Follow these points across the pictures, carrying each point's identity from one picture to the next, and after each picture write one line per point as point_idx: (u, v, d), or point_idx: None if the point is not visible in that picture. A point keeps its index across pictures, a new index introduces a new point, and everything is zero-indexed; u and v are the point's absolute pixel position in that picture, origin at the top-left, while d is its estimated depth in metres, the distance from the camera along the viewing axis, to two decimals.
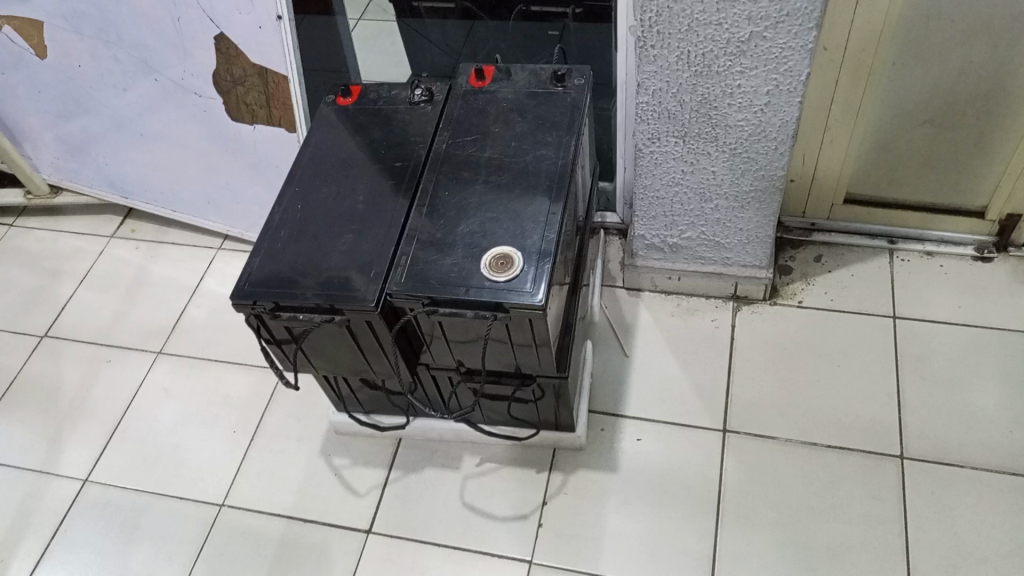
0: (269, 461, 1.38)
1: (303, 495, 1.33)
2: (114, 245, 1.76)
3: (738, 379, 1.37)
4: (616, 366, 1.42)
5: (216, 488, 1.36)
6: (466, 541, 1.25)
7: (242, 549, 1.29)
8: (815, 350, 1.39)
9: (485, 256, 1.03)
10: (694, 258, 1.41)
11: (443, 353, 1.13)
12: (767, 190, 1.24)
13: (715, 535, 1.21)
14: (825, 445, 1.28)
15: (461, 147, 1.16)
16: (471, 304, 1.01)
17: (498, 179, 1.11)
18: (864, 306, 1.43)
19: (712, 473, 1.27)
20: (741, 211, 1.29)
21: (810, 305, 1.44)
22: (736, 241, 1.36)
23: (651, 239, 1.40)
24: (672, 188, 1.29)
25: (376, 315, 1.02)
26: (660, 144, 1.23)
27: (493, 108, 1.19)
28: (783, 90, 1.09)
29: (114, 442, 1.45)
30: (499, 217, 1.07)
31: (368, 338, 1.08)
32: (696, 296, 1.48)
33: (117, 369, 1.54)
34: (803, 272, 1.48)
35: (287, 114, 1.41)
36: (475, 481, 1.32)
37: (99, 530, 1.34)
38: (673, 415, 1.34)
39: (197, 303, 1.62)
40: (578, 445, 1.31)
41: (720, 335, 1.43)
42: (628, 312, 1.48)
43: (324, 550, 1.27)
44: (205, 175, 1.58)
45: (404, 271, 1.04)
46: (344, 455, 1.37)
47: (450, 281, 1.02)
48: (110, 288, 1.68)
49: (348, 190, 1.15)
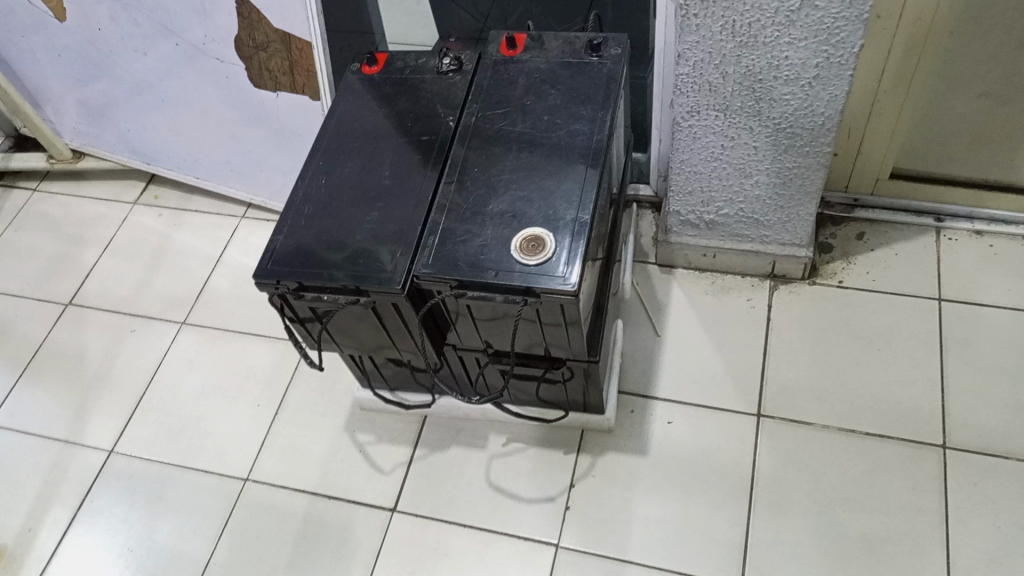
0: (293, 436, 1.37)
1: (327, 472, 1.32)
2: (137, 212, 1.74)
3: (773, 362, 1.32)
4: (646, 345, 1.38)
5: (241, 462, 1.35)
6: (491, 522, 1.23)
7: (267, 524, 1.28)
8: (855, 332, 1.34)
9: (516, 237, 0.99)
10: (731, 235, 1.36)
11: (470, 334, 1.10)
12: (813, 167, 1.18)
13: (747, 522, 1.18)
14: (863, 432, 1.24)
15: (490, 120, 1.11)
16: (501, 288, 0.97)
17: (529, 155, 1.07)
18: (907, 288, 1.37)
19: (745, 459, 1.24)
20: (782, 188, 1.24)
21: (850, 285, 1.39)
22: (776, 219, 1.30)
23: (686, 215, 1.35)
24: (711, 163, 1.24)
25: (403, 297, 0.99)
26: (700, 118, 1.17)
27: (524, 79, 1.14)
28: (834, 62, 1.03)
29: (138, 413, 1.44)
30: (530, 196, 1.03)
31: (393, 319, 1.05)
32: (732, 273, 1.43)
33: (141, 339, 1.53)
34: (844, 250, 1.42)
35: (311, 81, 1.37)
36: (501, 461, 1.29)
37: (126, 501, 1.34)
38: (706, 398, 1.30)
39: (221, 272, 1.60)
40: (607, 427, 1.28)
41: (755, 315, 1.38)
42: (659, 290, 1.44)
43: (349, 528, 1.26)
44: (227, 142, 1.55)
45: (431, 252, 1.00)
46: (368, 432, 1.35)
47: (479, 264, 0.98)
48: (133, 256, 1.66)
49: (373, 164, 1.10)
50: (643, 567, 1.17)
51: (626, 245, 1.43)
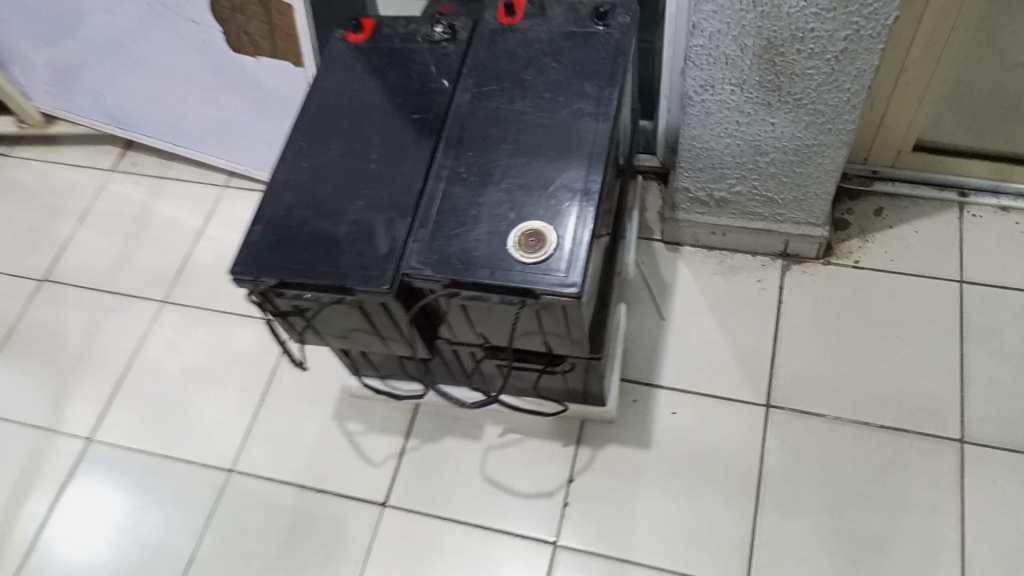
0: (281, 424, 1.30)
1: (317, 463, 1.26)
2: (114, 179, 1.64)
3: (786, 349, 1.26)
4: (651, 329, 1.30)
5: (227, 451, 1.29)
6: (488, 519, 1.18)
7: (255, 517, 1.23)
8: (872, 317, 1.27)
9: (514, 232, 0.91)
10: (742, 213, 1.27)
11: (465, 329, 1.02)
12: (834, 143, 1.10)
13: (755, 521, 1.13)
14: (878, 425, 1.18)
15: (486, 98, 1.02)
16: (498, 289, 0.90)
17: (529, 138, 0.98)
18: (927, 269, 1.29)
19: (754, 453, 1.18)
20: (800, 164, 1.15)
21: (867, 266, 1.31)
22: (791, 197, 1.22)
23: (695, 192, 1.26)
24: (724, 140, 1.15)
25: (392, 297, 0.91)
26: (713, 92, 1.08)
27: (525, 51, 1.04)
28: (864, 34, 0.93)
29: (119, 398, 1.37)
30: (529, 184, 0.94)
31: (382, 317, 0.97)
32: (742, 252, 1.35)
33: (120, 318, 1.46)
34: (862, 227, 1.34)
35: (293, 47, 1.26)
36: (498, 453, 1.23)
37: (108, 491, 1.28)
38: (714, 387, 1.24)
39: (203, 246, 1.52)
40: (610, 418, 1.22)
41: (767, 297, 1.31)
42: (665, 269, 1.36)
43: (340, 522, 1.21)
44: (205, 108, 1.45)
45: (421, 247, 0.92)
46: (359, 420, 1.29)
47: (474, 262, 0.90)
48: (111, 228, 1.57)
49: (359, 145, 1.02)
50: (645, 566, 1.12)
51: (631, 223, 1.34)
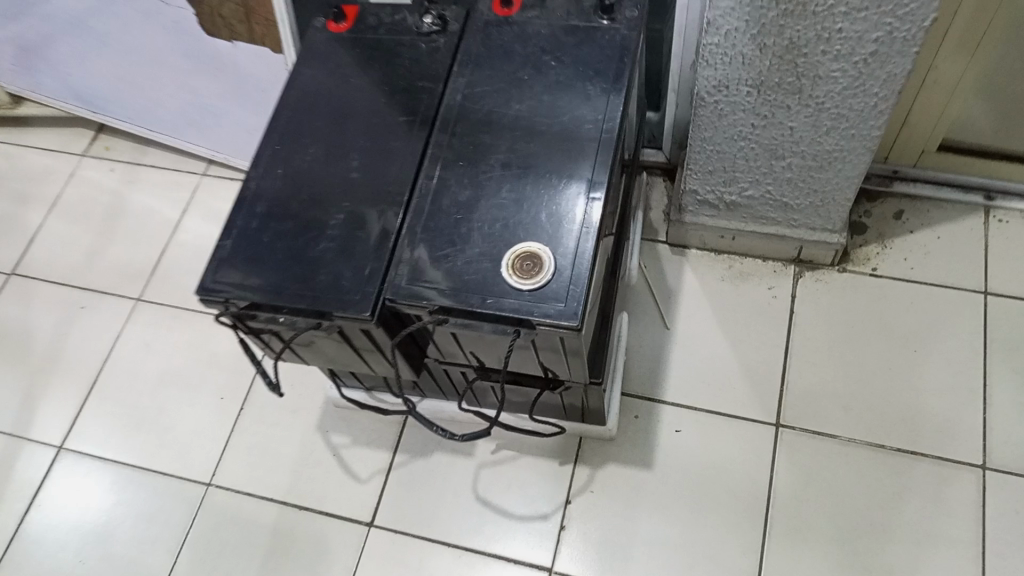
0: (261, 435, 1.23)
1: (298, 478, 1.19)
2: (86, 165, 1.55)
3: (796, 363, 1.18)
4: (654, 339, 1.23)
5: (204, 463, 1.22)
6: (479, 542, 1.12)
7: (232, 536, 1.16)
8: (889, 330, 1.19)
9: (508, 254, 0.83)
10: (754, 217, 1.19)
11: (454, 352, 0.94)
12: (857, 150, 1.01)
13: (761, 551, 1.07)
14: (893, 448, 1.11)
15: (479, 99, 0.93)
16: (490, 317, 0.82)
17: (525, 147, 0.89)
18: (949, 278, 1.22)
19: (761, 477, 1.11)
20: (820, 170, 1.06)
21: (885, 274, 1.23)
22: (807, 202, 1.13)
23: (705, 195, 1.18)
24: (738, 143, 1.06)
25: (374, 325, 0.83)
26: (728, 93, 0.99)
27: (522, 47, 0.95)
28: (897, 36, 0.84)
29: (91, 403, 1.30)
30: (524, 199, 0.86)
31: (364, 342, 0.89)
32: (753, 257, 1.27)
33: (92, 316, 1.38)
34: (880, 231, 1.26)
35: (271, 33, 1.17)
36: (490, 471, 1.17)
37: (78, 505, 1.22)
38: (719, 403, 1.17)
39: (180, 240, 1.43)
40: (608, 436, 1.15)
41: (778, 306, 1.23)
42: (670, 273, 1.28)
43: (323, 542, 1.14)
44: (179, 93, 1.36)
45: (406, 269, 0.84)
46: (344, 432, 1.22)
47: (464, 287, 0.82)
48: (83, 218, 1.49)
49: (339, 151, 0.93)
50: None
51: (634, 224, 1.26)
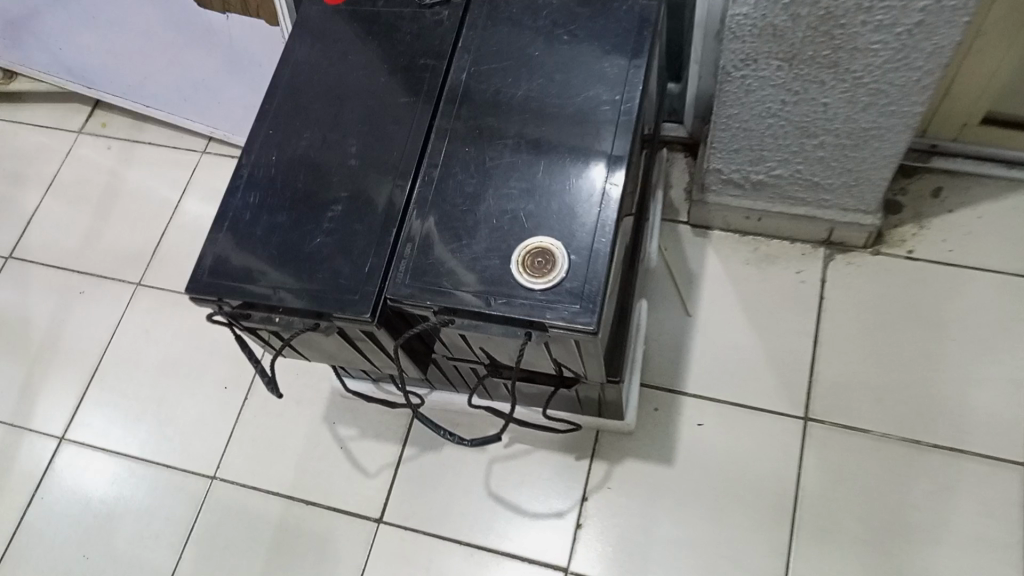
0: (265, 427, 1.19)
1: (304, 472, 1.15)
2: (83, 143, 1.50)
3: (825, 353, 1.12)
4: (675, 327, 1.17)
5: (206, 456, 1.19)
6: (491, 540, 1.08)
7: (237, 532, 1.13)
8: (925, 317, 1.12)
9: (517, 250, 0.77)
10: (782, 197, 1.12)
11: (462, 351, 0.89)
12: (896, 127, 0.94)
13: (788, 552, 1.02)
14: (928, 444, 1.05)
15: (487, 79, 0.86)
16: (498, 319, 0.76)
17: (537, 131, 0.83)
18: (991, 261, 1.14)
19: (787, 473, 1.06)
20: (854, 148, 0.99)
21: (921, 256, 1.16)
22: (840, 182, 1.06)
23: (729, 173, 1.10)
24: (766, 119, 0.98)
25: (374, 326, 0.78)
26: (756, 67, 0.91)
27: (533, 21, 0.88)
28: (947, 4, 0.76)
29: (91, 393, 1.26)
30: (535, 189, 0.80)
31: (366, 343, 0.84)
32: (780, 238, 1.19)
33: (91, 302, 1.34)
34: (916, 211, 1.18)
35: (266, 5, 1.09)
36: (502, 466, 1.12)
37: (82, 498, 1.19)
38: (744, 395, 1.11)
39: (181, 222, 1.38)
40: (626, 430, 1.10)
41: (806, 291, 1.16)
42: (692, 256, 1.21)
43: (329, 540, 1.11)
44: (176, 69, 1.30)
45: (408, 266, 0.78)
46: (350, 424, 1.17)
47: (471, 285, 0.76)
48: (81, 199, 1.44)
49: (336, 136, 0.86)
50: None
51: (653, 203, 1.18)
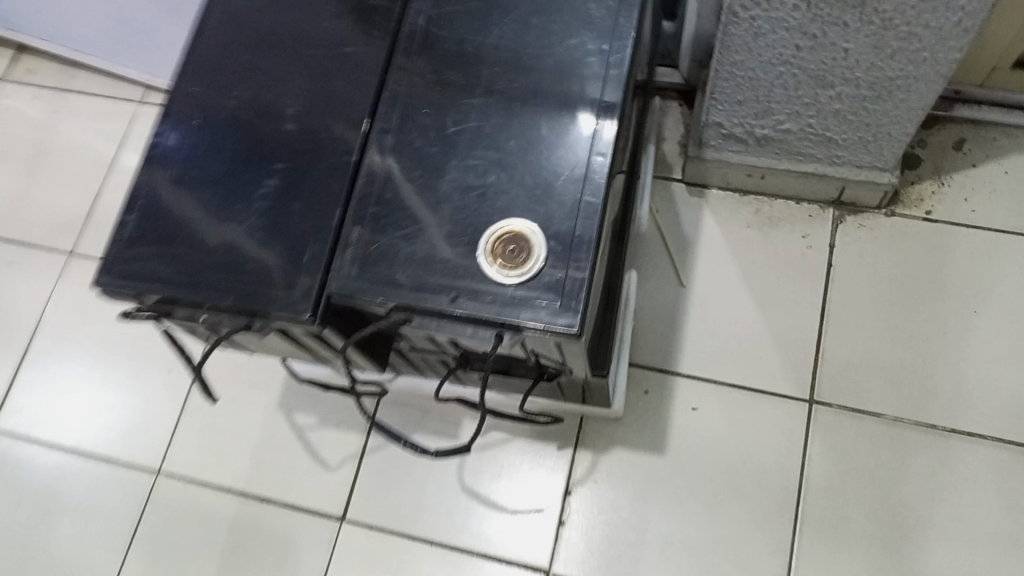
0: (215, 415, 1.08)
1: (258, 465, 1.04)
2: (6, 93, 1.34)
3: (834, 328, 1.01)
4: (668, 300, 1.05)
5: (150, 447, 1.07)
6: (466, 539, 0.98)
7: (185, 532, 1.03)
8: (944, 286, 1.01)
9: (486, 236, 0.64)
10: (789, 154, 0.99)
11: (425, 346, 0.77)
12: (927, 76, 0.81)
13: (792, 551, 0.93)
14: (946, 428, 0.96)
15: (451, 24, 0.72)
16: (464, 319, 0.64)
17: (509, 88, 0.69)
18: (1019, 223, 1.03)
19: (791, 463, 0.96)
20: (876, 101, 0.86)
21: (941, 218, 1.04)
22: (856, 137, 0.93)
23: (731, 127, 0.97)
24: (777, 67, 0.85)
25: (318, 327, 0.65)
26: (769, 7, 0.77)
27: None
28: None
29: (21, 377, 1.14)
30: (507, 160, 0.67)
31: (311, 342, 0.71)
32: (784, 198, 1.07)
33: (19, 275, 1.20)
34: (936, 165, 1.06)
35: None
36: (478, 456, 1.01)
37: (14, 494, 1.08)
38: (744, 377, 1.00)
39: (118, 182, 1.24)
40: (614, 416, 0.99)
41: (813, 258, 1.04)
42: (686, 219, 1.09)
43: (287, 539, 1.00)
44: (104, 10, 1.13)
45: (356, 255, 0.66)
46: (309, 411, 1.06)
47: (430, 279, 0.64)
48: (6, 158, 1.29)
49: (271, 95, 0.73)
50: None
51: (648, 149, 1.03)
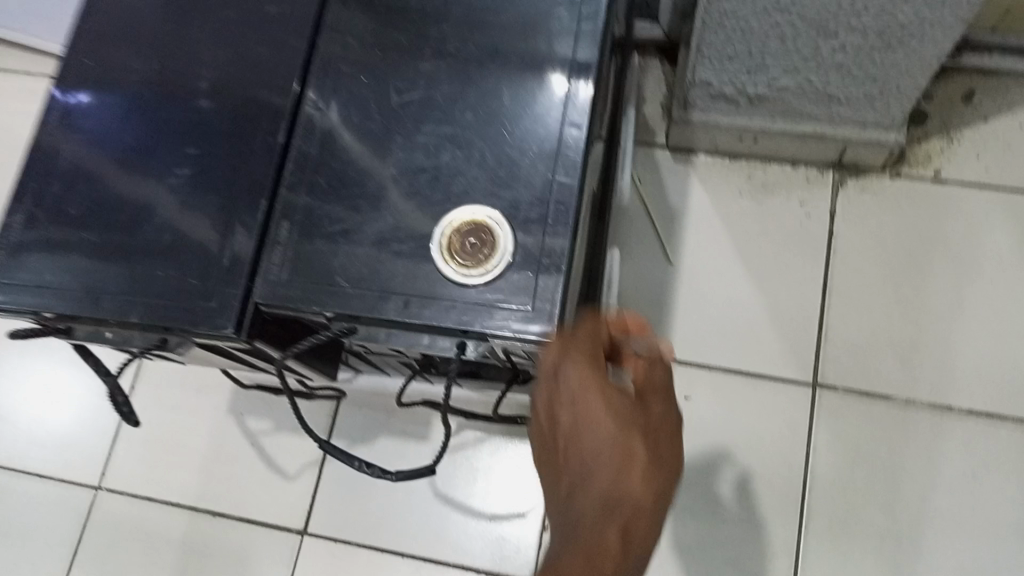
0: (159, 423, 0.97)
1: (209, 477, 0.95)
2: None
3: (837, 304, 0.92)
4: (654, 279, 0.95)
5: (89, 461, 0.97)
6: (441, 550, 0.89)
7: (131, 555, 0.93)
8: (955, 253, 0.92)
9: (440, 228, 0.54)
10: (785, 113, 0.89)
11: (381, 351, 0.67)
12: (943, 21, 0.71)
13: (798, 551, 0.85)
14: (962, 411, 0.87)
15: None
16: (419, 328, 0.54)
17: (464, 48, 0.58)
18: None
19: (794, 455, 0.88)
20: (884, 51, 0.76)
21: (951, 178, 0.95)
22: (860, 92, 0.83)
23: (720, 85, 0.87)
24: (773, 15, 0.74)
25: (246, 342, 0.55)
26: None
27: None
28: None
29: None
30: (464, 136, 0.56)
31: (244, 355, 0.61)
32: (778, 162, 0.97)
33: None
34: (944, 120, 0.96)
35: None
36: (451, 459, 0.92)
37: None
38: (740, 361, 0.91)
39: None
40: None
41: (812, 228, 0.95)
42: (672, 188, 0.98)
43: (244, 557, 0.91)
44: None
45: (288, 256, 0.55)
46: (263, 415, 0.96)
47: (376, 283, 0.54)
48: None
49: (183, 67, 0.61)
50: None
51: (628, 113, 0.92)
